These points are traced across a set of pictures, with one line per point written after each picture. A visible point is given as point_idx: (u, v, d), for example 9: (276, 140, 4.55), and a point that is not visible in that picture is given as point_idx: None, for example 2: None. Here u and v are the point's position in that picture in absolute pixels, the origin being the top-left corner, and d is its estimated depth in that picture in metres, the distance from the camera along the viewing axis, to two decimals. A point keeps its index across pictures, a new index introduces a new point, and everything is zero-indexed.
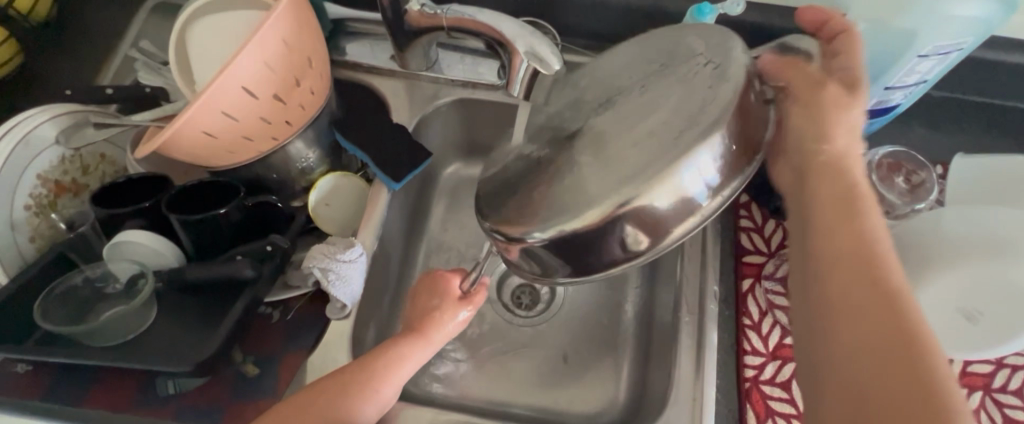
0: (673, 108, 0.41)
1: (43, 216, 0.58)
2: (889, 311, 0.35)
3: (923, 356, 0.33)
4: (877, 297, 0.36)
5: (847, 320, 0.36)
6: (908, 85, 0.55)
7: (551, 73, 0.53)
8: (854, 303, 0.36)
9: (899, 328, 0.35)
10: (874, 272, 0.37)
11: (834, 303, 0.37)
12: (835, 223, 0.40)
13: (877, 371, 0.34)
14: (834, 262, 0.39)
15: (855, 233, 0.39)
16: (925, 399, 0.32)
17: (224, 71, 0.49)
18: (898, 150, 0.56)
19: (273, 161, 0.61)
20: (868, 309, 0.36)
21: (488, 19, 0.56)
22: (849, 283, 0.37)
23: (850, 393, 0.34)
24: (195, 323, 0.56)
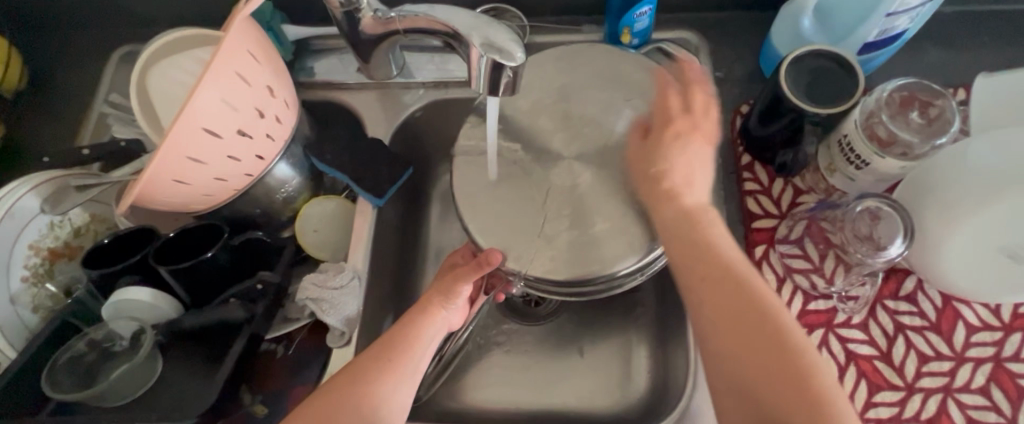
0: (640, 161, 0.55)
1: (42, 285, 0.59)
2: (756, 321, 0.41)
3: (752, 310, 0.42)
4: (744, 310, 0.42)
5: (704, 318, 0.43)
6: (912, 8, 0.49)
7: (515, 65, 0.45)
8: (726, 319, 0.42)
9: (766, 332, 0.41)
10: (739, 286, 0.43)
11: (709, 321, 0.43)
12: (688, 245, 0.45)
13: (728, 334, 0.42)
14: (700, 281, 0.44)
15: (707, 252, 0.44)
16: (764, 344, 0.41)
17: (179, 116, 0.46)
18: (908, 82, 0.49)
19: (253, 196, 0.60)
20: (738, 323, 0.41)
21: (441, 14, 0.49)
22: (717, 300, 0.43)
23: (722, 357, 0.42)
24: (199, 369, 0.56)
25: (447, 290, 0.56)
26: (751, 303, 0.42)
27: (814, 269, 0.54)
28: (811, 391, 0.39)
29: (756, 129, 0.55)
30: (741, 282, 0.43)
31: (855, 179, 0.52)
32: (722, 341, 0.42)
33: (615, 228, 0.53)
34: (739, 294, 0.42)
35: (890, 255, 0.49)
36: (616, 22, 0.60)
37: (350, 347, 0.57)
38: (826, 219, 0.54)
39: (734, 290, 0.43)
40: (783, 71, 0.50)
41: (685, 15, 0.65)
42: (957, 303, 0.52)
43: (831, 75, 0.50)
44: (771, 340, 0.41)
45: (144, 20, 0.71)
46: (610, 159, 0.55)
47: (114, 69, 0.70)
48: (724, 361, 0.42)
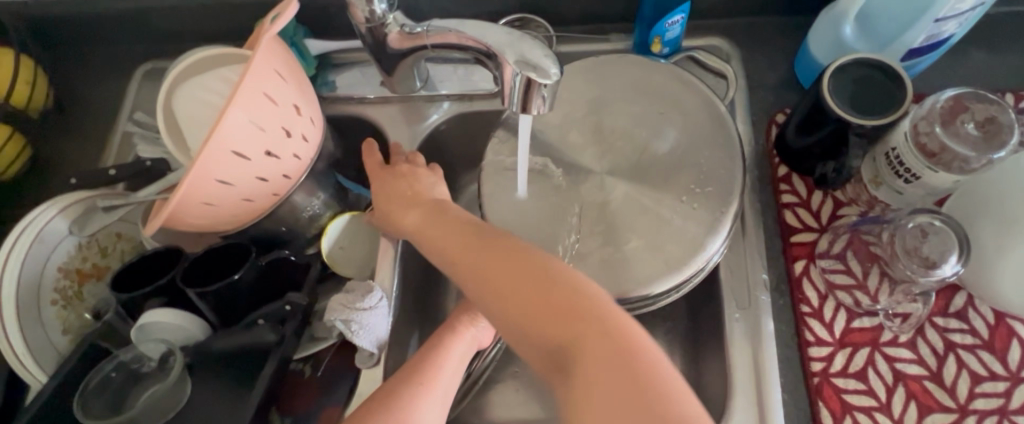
0: (675, 175, 0.53)
1: (71, 307, 0.59)
2: (564, 313, 0.39)
3: (547, 289, 0.40)
4: (534, 304, 0.40)
5: (517, 312, 0.41)
6: (962, 13, 0.47)
7: (550, 82, 0.43)
8: (550, 316, 0.39)
9: (568, 304, 0.39)
10: (540, 281, 0.41)
11: (530, 321, 0.40)
12: (503, 260, 0.43)
13: (527, 320, 0.40)
14: (519, 283, 0.41)
15: (530, 261, 0.42)
16: (546, 320, 0.39)
17: (207, 139, 0.46)
18: (959, 90, 0.47)
19: (280, 215, 0.59)
20: (554, 322, 0.39)
21: (471, 30, 0.48)
22: (527, 299, 0.41)
23: (541, 351, 0.40)
24: (229, 390, 0.56)
25: (473, 309, 0.57)
26: (554, 287, 0.40)
27: (858, 286, 0.52)
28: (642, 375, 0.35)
29: (795, 140, 0.53)
30: (539, 272, 0.41)
31: (903, 192, 0.51)
32: (571, 343, 0.38)
33: (649, 246, 0.51)
34: (540, 280, 0.41)
35: (942, 273, 0.47)
36: (646, 31, 0.58)
37: (379, 368, 0.57)
38: (869, 233, 0.53)
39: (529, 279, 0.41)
40: (826, 81, 0.48)
41: (715, 21, 0.64)
42: (1010, 320, 0.50)
43: (878, 85, 0.48)
44: (578, 323, 0.39)
45: (166, 36, 0.71)
46: (643, 174, 0.54)
47: (138, 86, 0.71)
48: (553, 353, 0.39)
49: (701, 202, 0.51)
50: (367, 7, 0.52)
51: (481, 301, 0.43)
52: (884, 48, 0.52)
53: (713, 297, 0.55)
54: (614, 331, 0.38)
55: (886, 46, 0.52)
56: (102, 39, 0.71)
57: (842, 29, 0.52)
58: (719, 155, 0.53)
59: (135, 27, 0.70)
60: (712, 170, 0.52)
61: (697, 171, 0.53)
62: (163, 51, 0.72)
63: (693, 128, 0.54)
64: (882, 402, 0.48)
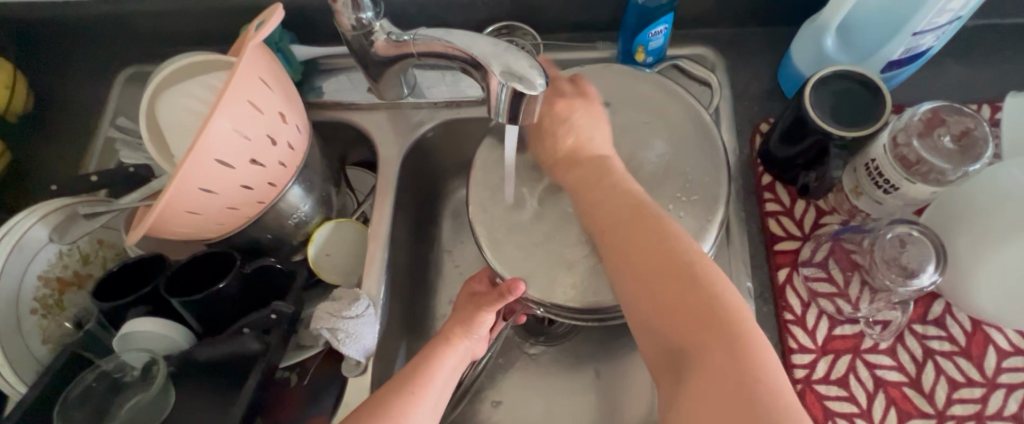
0: (661, 184, 0.53)
1: (51, 317, 0.58)
2: (665, 259, 0.42)
3: (643, 218, 0.45)
4: (635, 242, 0.43)
5: (603, 218, 0.46)
6: (939, 26, 0.48)
7: (535, 93, 0.44)
8: (645, 253, 0.43)
9: (663, 239, 0.43)
10: (644, 224, 0.44)
11: (619, 253, 0.44)
12: (602, 195, 0.48)
13: (606, 231, 0.46)
14: (619, 219, 0.45)
15: (638, 212, 0.45)
16: (625, 235, 0.44)
17: (191, 148, 0.45)
18: (936, 104, 0.48)
19: (266, 222, 0.59)
20: (656, 259, 0.42)
21: (458, 39, 0.48)
22: (613, 232, 0.45)
23: (617, 260, 0.44)
24: (213, 401, 0.56)
25: (467, 320, 0.56)
26: (642, 217, 0.45)
27: (840, 294, 0.53)
28: (710, 300, 0.40)
29: (778, 150, 0.54)
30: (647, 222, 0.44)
31: (883, 203, 0.52)
32: (644, 283, 0.42)
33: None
34: (642, 223, 0.44)
35: (920, 283, 0.48)
36: (630, 40, 0.58)
37: (366, 376, 0.56)
38: (850, 241, 0.53)
39: (627, 200, 0.46)
40: (806, 93, 0.49)
41: (701, 30, 0.64)
42: (987, 327, 0.51)
43: (857, 98, 0.49)
44: (669, 244, 0.43)
45: (150, 40, 0.70)
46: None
47: (121, 92, 0.71)
48: (622, 262, 0.44)
49: (686, 210, 0.52)
50: (353, 15, 0.51)
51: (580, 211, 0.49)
52: (864, 60, 0.53)
53: None
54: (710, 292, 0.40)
55: (865, 59, 0.53)
56: (83, 43, 0.70)
57: (823, 41, 0.53)
58: (705, 164, 0.53)
59: (118, 32, 0.69)
60: (696, 179, 0.53)
61: (682, 179, 0.53)
62: (148, 55, 0.72)
63: (678, 137, 0.55)
64: (862, 408, 0.49)
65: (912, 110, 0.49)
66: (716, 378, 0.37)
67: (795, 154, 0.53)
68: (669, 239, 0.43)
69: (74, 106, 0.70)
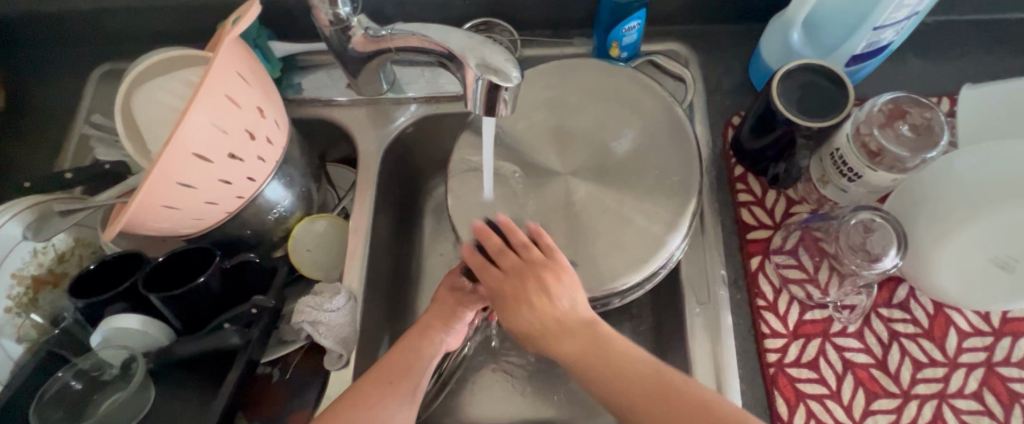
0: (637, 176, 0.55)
1: (26, 315, 0.57)
2: (620, 371, 0.46)
3: (599, 337, 0.47)
4: (602, 361, 0.46)
5: (581, 355, 0.47)
6: (898, 21, 0.50)
7: (511, 85, 0.45)
8: (639, 388, 0.45)
9: (637, 374, 0.46)
10: (581, 333, 0.48)
11: (590, 371, 0.47)
12: (546, 323, 0.48)
13: (607, 377, 0.46)
14: (547, 318, 0.48)
15: (540, 285, 0.48)
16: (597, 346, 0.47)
17: (168, 143, 0.45)
18: (895, 96, 0.50)
19: (245, 218, 0.58)
20: (631, 382, 0.45)
21: (434, 34, 0.49)
22: (599, 362, 0.46)
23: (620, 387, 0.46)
24: (193, 398, 0.56)
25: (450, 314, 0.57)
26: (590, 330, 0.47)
27: (809, 280, 0.54)
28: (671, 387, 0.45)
29: (750, 142, 0.56)
30: (535, 295, 0.48)
31: (848, 190, 0.53)
32: (628, 392, 0.45)
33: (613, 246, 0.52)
34: (576, 331, 0.48)
35: (884, 266, 0.50)
36: (605, 35, 0.60)
37: (348, 369, 0.56)
38: (819, 229, 0.55)
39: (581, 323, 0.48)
40: (773, 87, 0.50)
41: (674, 26, 0.66)
42: (948, 309, 0.53)
43: (823, 91, 0.50)
44: (647, 375, 0.45)
45: (124, 37, 0.69)
46: (607, 175, 0.56)
47: (96, 87, 0.69)
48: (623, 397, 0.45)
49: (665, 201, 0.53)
50: (331, 10, 0.52)
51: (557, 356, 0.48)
52: (829, 53, 0.55)
53: (674, 291, 0.57)
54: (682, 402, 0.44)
55: (830, 53, 0.55)
56: (56, 40, 0.69)
57: (789, 36, 0.55)
58: (678, 157, 0.55)
59: (93, 28, 0.68)
60: (670, 170, 0.54)
61: (657, 172, 0.54)
62: (123, 52, 0.71)
63: (652, 130, 0.56)
64: (832, 389, 0.50)
65: (872, 101, 0.50)
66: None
67: (765, 145, 0.54)
68: (604, 340, 0.47)
69: (47, 103, 0.69)
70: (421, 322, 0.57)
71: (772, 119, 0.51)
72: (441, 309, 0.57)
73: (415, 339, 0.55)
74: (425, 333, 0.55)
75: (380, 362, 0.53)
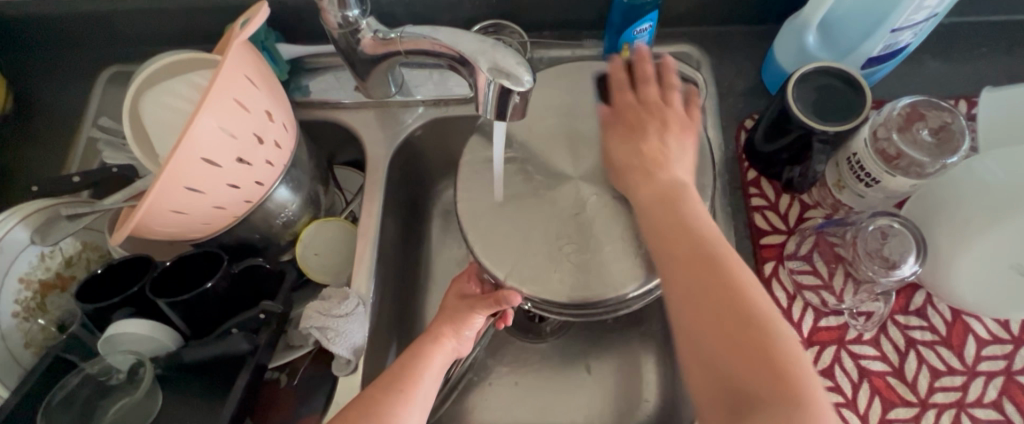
0: None
1: (34, 320, 0.57)
2: (720, 284, 0.42)
3: (730, 280, 0.42)
4: (703, 278, 0.43)
5: (687, 285, 0.43)
6: (917, 23, 0.49)
7: (523, 89, 0.44)
8: (729, 319, 0.41)
9: (742, 329, 0.41)
10: (688, 242, 0.45)
11: (689, 293, 0.43)
12: (683, 250, 0.45)
13: (713, 312, 0.42)
14: (677, 236, 0.46)
15: (674, 202, 0.47)
16: (712, 285, 0.42)
17: (176, 147, 0.45)
18: (914, 99, 0.50)
19: (253, 222, 0.58)
20: (720, 300, 0.42)
21: (444, 37, 0.49)
22: (693, 294, 0.43)
23: (697, 340, 0.42)
24: (201, 404, 0.55)
25: (460, 320, 0.56)
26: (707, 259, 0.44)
27: (824, 286, 0.53)
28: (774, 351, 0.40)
29: (763, 146, 0.55)
30: (678, 207, 0.47)
31: (865, 195, 0.53)
32: (719, 336, 0.41)
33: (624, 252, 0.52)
34: (688, 242, 0.45)
35: (902, 274, 0.49)
36: (615, 38, 0.59)
37: (356, 375, 0.56)
38: (833, 235, 0.54)
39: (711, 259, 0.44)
40: (789, 90, 0.49)
41: (685, 29, 0.65)
42: (966, 317, 0.52)
43: (839, 96, 0.50)
44: (760, 330, 0.40)
45: (132, 38, 0.69)
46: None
47: (103, 91, 0.69)
48: (694, 334, 0.42)
49: None
50: (339, 13, 0.51)
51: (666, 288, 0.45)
52: (845, 56, 0.54)
53: None
54: (758, 330, 0.40)
55: (846, 55, 0.54)
56: (64, 42, 0.69)
57: (804, 38, 0.54)
58: (691, 161, 0.54)
59: (100, 30, 0.68)
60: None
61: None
62: (130, 53, 0.70)
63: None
64: (848, 398, 0.50)
65: (891, 104, 0.50)
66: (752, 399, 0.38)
67: (780, 150, 0.53)
68: (723, 256, 0.44)
69: (54, 106, 0.69)
70: (430, 329, 0.56)
71: (785, 123, 0.50)
72: (450, 316, 0.56)
73: (424, 346, 0.54)
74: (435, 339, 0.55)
75: (390, 369, 0.53)
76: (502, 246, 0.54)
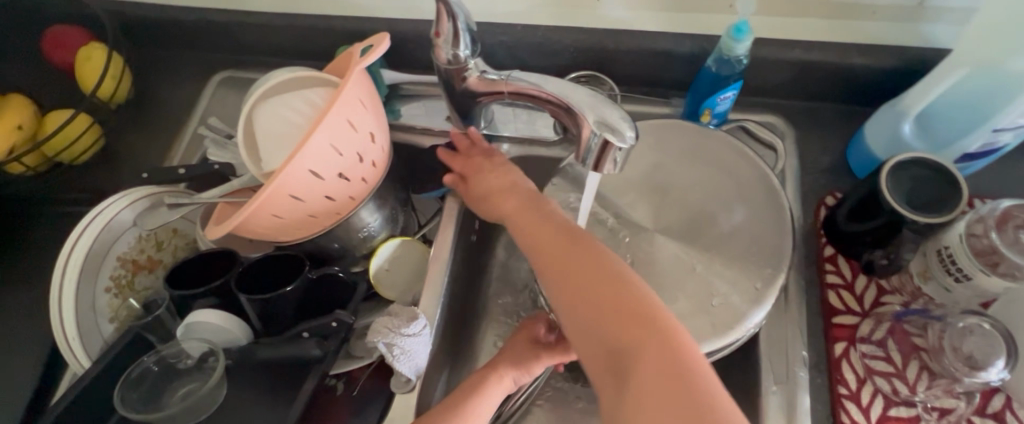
0: (727, 243, 0.55)
1: (122, 297, 0.60)
2: (612, 300, 0.44)
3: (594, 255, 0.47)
4: (591, 269, 0.46)
5: (578, 286, 0.46)
6: (1019, 127, 0.49)
7: (625, 146, 0.47)
8: (595, 295, 0.44)
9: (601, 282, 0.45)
10: (601, 266, 0.46)
11: (564, 258, 0.47)
12: (560, 244, 0.48)
13: (585, 286, 0.45)
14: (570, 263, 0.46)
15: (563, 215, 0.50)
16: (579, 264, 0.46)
17: (293, 156, 0.48)
18: (1014, 202, 0.48)
19: (337, 232, 0.61)
20: (614, 305, 0.43)
21: (549, 85, 0.52)
22: (583, 287, 0.45)
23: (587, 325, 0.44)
24: (263, 403, 0.56)
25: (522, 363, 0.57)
26: (579, 248, 0.47)
27: (897, 374, 0.52)
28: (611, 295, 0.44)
29: (848, 225, 0.55)
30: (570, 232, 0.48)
31: (952, 290, 0.51)
32: (590, 298, 0.44)
33: (697, 308, 0.52)
34: (585, 260, 0.46)
35: (987, 377, 0.48)
36: (698, 102, 0.60)
37: (414, 395, 0.57)
38: (912, 323, 0.53)
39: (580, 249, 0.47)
40: (881, 180, 0.50)
41: (773, 100, 0.66)
42: None
43: (931, 188, 0.50)
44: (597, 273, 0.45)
45: (247, 47, 0.74)
46: (697, 237, 0.56)
47: (214, 92, 0.74)
48: (580, 294, 0.45)
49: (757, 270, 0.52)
50: (452, 51, 0.55)
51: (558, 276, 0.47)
52: (941, 148, 0.54)
53: (749, 364, 0.56)
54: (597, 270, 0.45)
55: (942, 148, 0.54)
56: (186, 44, 0.75)
57: (900, 126, 0.55)
58: (770, 229, 0.54)
59: (221, 39, 0.73)
60: (761, 242, 0.54)
61: (750, 241, 0.54)
62: (241, 61, 0.76)
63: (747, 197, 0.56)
64: None
65: (990, 206, 0.49)
66: (611, 353, 0.42)
67: (864, 233, 0.54)
68: (593, 262, 0.46)
69: (168, 101, 0.75)
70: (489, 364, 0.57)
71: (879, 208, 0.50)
72: (513, 356, 0.57)
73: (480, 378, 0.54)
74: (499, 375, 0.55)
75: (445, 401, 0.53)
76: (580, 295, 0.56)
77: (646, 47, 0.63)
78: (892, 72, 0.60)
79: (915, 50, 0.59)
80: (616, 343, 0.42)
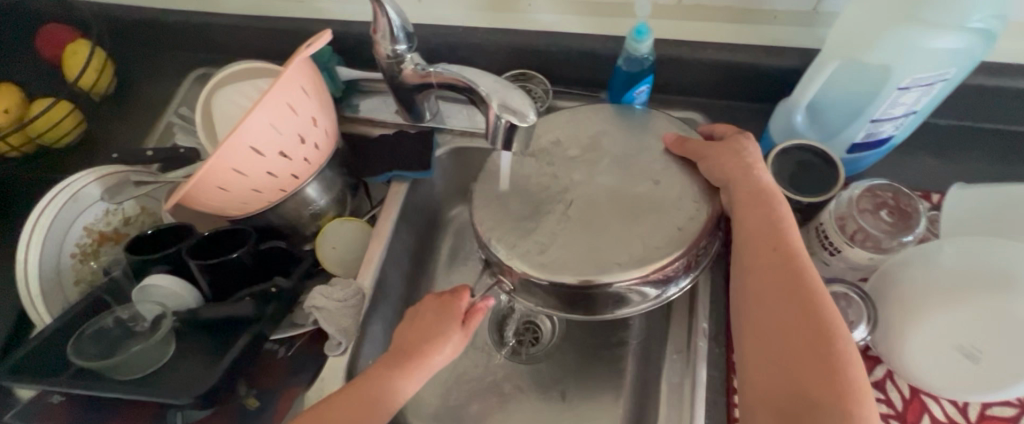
0: (647, 192, 0.56)
1: (86, 263, 0.67)
2: (824, 341, 0.43)
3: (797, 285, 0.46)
4: (801, 318, 0.45)
5: (767, 311, 0.46)
6: (895, 117, 0.54)
7: (526, 124, 0.52)
8: (790, 334, 0.44)
9: (808, 324, 0.44)
10: (806, 317, 0.45)
11: (755, 281, 0.48)
12: (771, 268, 0.47)
13: (780, 318, 0.45)
14: (780, 292, 0.46)
15: (773, 219, 0.50)
16: (797, 297, 0.45)
17: (233, 133, 0.54)
18: (871, 182, 0.54)
19: (286, 209, 0.66)
20: (808, 354, 0.43)
21: (467, 75, 0.58)
22: (786, 321, 0.45)
23: (766, 353, 0.45)
24: (206, 358, 0.61)
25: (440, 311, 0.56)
26: (788, 274, 0.47)
27: None
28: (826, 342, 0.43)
29: None
30: (792, 257, 0.48)
31: (830, 264, 0.56)
32: (783, 332, 0.44)
33: (621, 243, 0.53)
34: (803, 311, 0.45)
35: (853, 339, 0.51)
36: (617, 98, 0.66)
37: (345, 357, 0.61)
38: None
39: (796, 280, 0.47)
40: (768, 161, 0.56)
41: (695, 98, 0.71)
42: (925, 396, 0.52)
43: (812, 172, 0.55)
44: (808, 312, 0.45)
45: (222, 47, 0.81)
46: (618, 188, 0.57)
47: (189, 86, 0.81)
48: (766, 324, 0.46)
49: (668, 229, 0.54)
50: (390, 46, 0.61)
51: (748, 297, 0.48)
52: (830, 138, 0.59)
53: None
54: (813, 308, 0.45)
55: (831, 138, 0.59)
56: (168, 45, 0.83)
57: (793, 118, 0.59)
58: None
59: (200, 38, 0.80)
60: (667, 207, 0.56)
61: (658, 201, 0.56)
62: (218, 60, 0.83)
63: None
64: None
65: (856, 185, 0.54)
66: (793, 397, 0.42)
67: None
68: (811, 298, 0.45)
69: (150, 94, 0.82)
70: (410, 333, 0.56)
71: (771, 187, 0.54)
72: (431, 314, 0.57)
73: (418, 336, 0.55)
74: (435, 333, 0.55)
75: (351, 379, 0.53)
76: (505, 228, 0.56)
77: (573, 47, 0.69)
78: (795, 71, 0.65)
79: (813, 51, 0.64)
80: (798, 391, 0.42)
